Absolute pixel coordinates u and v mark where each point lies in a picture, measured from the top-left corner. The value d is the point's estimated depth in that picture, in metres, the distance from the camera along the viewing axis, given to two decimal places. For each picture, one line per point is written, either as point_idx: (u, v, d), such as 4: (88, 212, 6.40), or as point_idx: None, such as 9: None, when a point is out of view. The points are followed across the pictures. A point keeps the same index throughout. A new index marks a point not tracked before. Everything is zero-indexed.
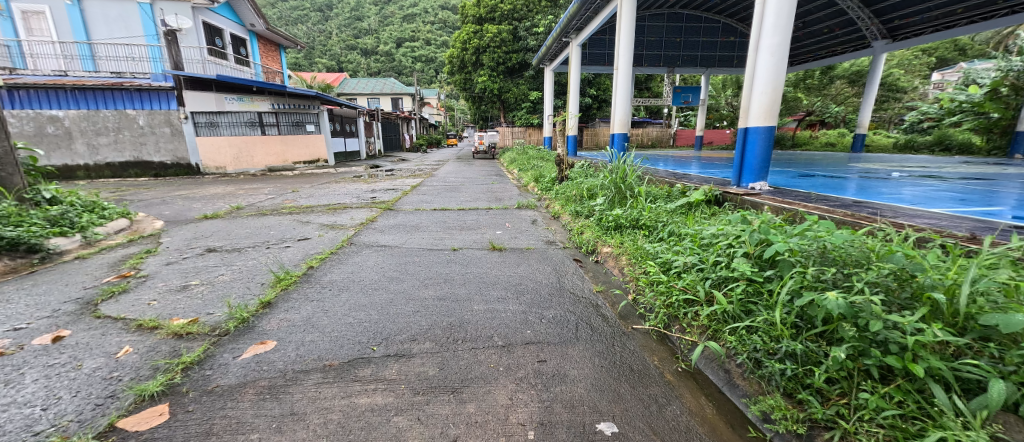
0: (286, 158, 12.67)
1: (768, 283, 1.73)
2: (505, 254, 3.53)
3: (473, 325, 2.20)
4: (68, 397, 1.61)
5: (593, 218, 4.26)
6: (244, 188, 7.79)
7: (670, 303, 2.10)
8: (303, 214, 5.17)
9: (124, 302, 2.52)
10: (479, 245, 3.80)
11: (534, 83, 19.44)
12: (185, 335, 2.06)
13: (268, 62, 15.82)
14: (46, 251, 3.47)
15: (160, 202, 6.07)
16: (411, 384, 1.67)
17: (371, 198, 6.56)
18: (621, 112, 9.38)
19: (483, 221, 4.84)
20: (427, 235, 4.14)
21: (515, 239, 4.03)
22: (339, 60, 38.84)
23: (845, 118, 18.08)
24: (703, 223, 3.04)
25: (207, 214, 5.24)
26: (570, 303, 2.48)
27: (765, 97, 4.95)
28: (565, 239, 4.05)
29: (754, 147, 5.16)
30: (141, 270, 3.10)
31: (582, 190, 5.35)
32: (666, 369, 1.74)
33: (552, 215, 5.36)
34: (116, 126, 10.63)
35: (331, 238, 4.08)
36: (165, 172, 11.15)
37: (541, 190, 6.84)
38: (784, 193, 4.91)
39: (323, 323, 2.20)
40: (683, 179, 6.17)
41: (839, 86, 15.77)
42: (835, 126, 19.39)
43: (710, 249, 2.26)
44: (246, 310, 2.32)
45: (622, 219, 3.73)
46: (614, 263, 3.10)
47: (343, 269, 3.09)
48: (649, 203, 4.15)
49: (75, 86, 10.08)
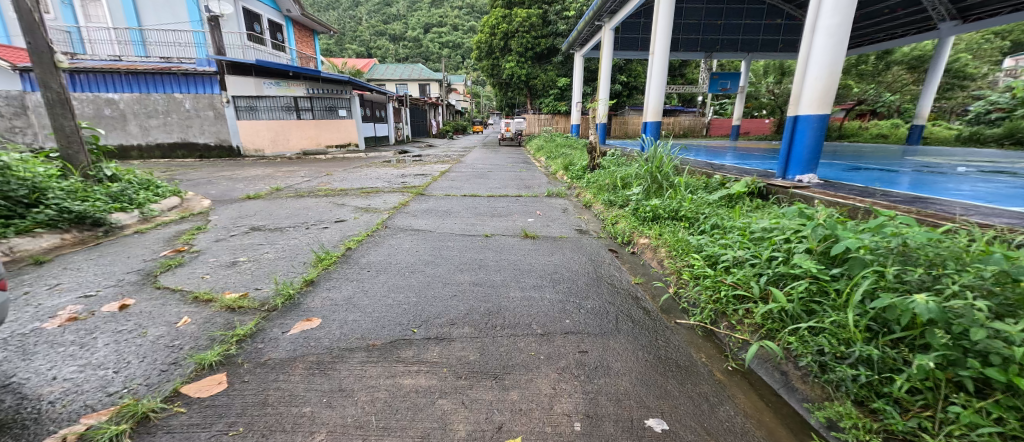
0: (319, 142, 12.98)
1: (835, 282, 1.63)
2: (538, 242, 3.50)
3: (511, 311, 2.19)
4: (136, 362, 1.70)
5: (628, 208, 4.14)
6: (281, 170, 8.05)
7: (719, 298, 2.03)
8: (338, 197, 5.29)
9: (180, 275, 2.65)
10: (512, 232, 3.78)
11: (563, 69, 19.06)
12: (237, 308, 2.15)
13: (303, 47, 16.19)
14: (109, 225, 3.70)
15: (206, 182, 6.37)
16: (453, 368, 1.68)
17: (402, 182, 6.67)
18: (655, 99, 9.06)
19: (514, 208, 4.80)
20: (460, 221, 4.16)
21: (548, 227, 3.99)
22: (368, 46, 39.29)
23: (900, 107, 16.83)
24: (751, 216, 2.90)
25: (250, 195, 5.44)
26: (609, 294, 2.43)
27: (819, 83, 4.67)
28: (597, 229, 3.97)
29: (804, 136, 4.90)
30: (193, 246, 3.26)
31: (615, 179, 5.22)
32: (716, 368, 1.69)
33: (583, 203, 5.26)
34: (165, 109, 11.18)
35: (366, 220, 4.16)
36: (209, 154, 11.68)
37: (571, 178, 6.72)
38: (836, 187, 4.63)
39: (364, 303, 2.25)
40: (722, 169, 5.94)
41: (896, 72, 14.63)
42: (888, 116, 18.13)
43: (764, 245, 2.15)
44: (292, 287, 2.40)
45: (661, 209, 3.59)
46: (653, 253, 3.02)
47: (380, 251, 3.14)
48: (688, 194, 3.98)
49: (128, 70, 10.65)
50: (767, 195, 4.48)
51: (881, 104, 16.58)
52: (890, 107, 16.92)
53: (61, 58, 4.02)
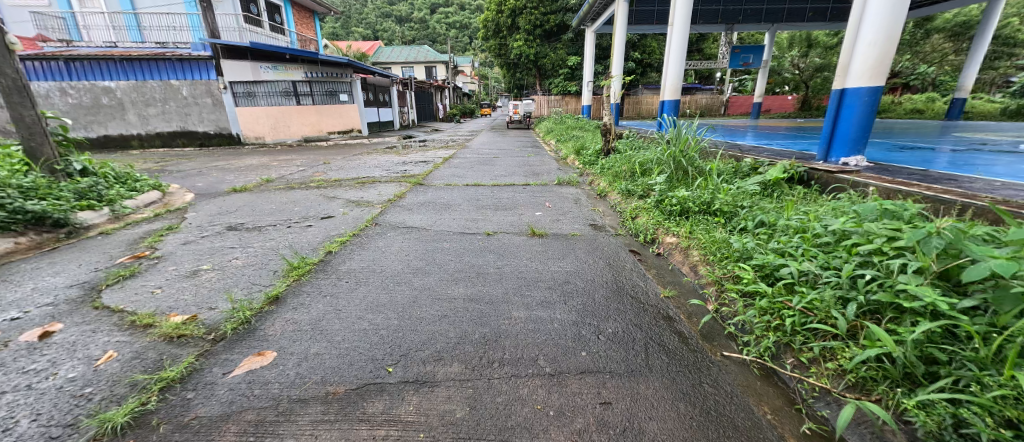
0: (321, 129, 12.59)
1: (971, 323, 1.17)
2: (547, 241, 3.04)
3: (513, 340, 1.76)
4: (24, 423, 1.31)
5: (649, 199, 3.63)
6: (278, 159, 7.69)
7: (784, 326, 1.58)
8: (330, 189, 4.90)
9: (128, 290, 2.25)
10: (517, 229, 3.32)
11: (573, 47, 18.15)
12: (177, 339, 1.74)
13: (303, 30, 15.67)
14: (74, 226, 3.32)
15: (196, 174, 6.04)
16: (433, 433, 1.27)
17: (402, 171, 6.25)
18: (673, 76, 8.44)
19: (520, 199, 4.34)
20: (460, 215, 3.72)
21: (558, 222, 3.53)
22: (375, 28, 38.43)
23: (937, 79, 15.72)
24: (806, 213, 2.41)
25: (237, 187, 5.07)
26: (634, 314, 1.98)
27: (875, 49, 4.06)
28: (615, 224, 3.48)
29: (851, 113, 4.35)
30: (156, 251, 2.87)
31: (633, 165, 4.72)
32: (789, 432, 1.26)
33: (597, 192, 4.76)
34: (163, 96, 10.86)
35: (356, 216, 3.75)
36: (210, 142, 11.37)
37: (583, 163, 6.20)
38: (889, 172, 4.09)
39: (333, 329, 1.83)
40: (752, 152, 5.41)
41: (936, 41, 13.52)
42: (922, 90, 17.00)
43: (839, 255, 1.67)
44: (249, 307, 1.99)
45: (690, 202, 3.08)
46: (684, 253, 2.57)
47: (366, 256, 2.73)
48: (721, 182, 3.45)
49: (122, 57, 10.31)
50: (809, 181, 4.04)
51: (916, 77, 15.48)
52: (925, 80, 15.84)
53: (13, 40, 3.63)
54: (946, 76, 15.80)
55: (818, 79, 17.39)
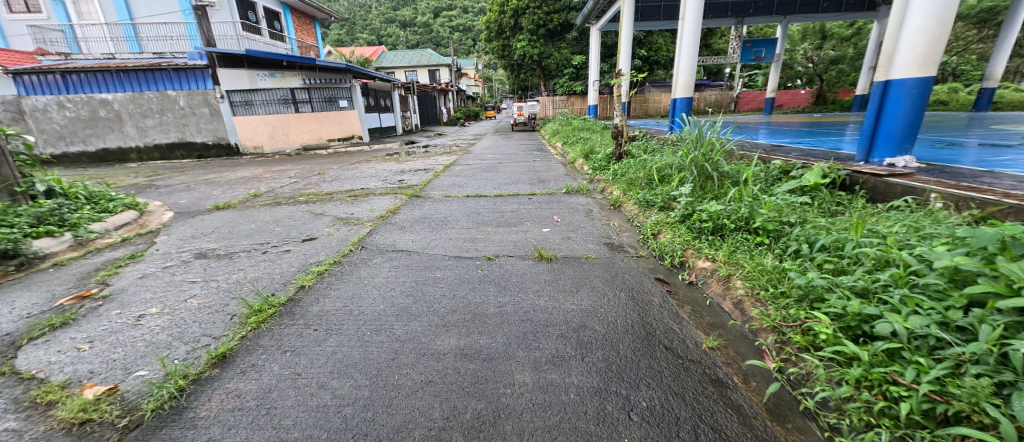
0: (321, 136, 12.25)
1: None
2: (556, 268, 2.59)
3: (516, 423, 1.34)
4: None
5: (672, 212, 3.17)
6: (272, 170, 7.36)
7: (895, 412, 1.15)
8: (319, 204, 4.51)
9: (51, 346, 1.85)
10: (522, 252, 2.89)
11: (577, 46, 17.73)
12: (79, 427, 1.34)
13: (303, 36, 15.44)
14: (26, 257, 2.94)
15: (183, 189, 5.71)
16: None
17: (399, 180, 5.86)
18: (686, 72, 7.91)
19: (525, 212, 3.91)
20: (459, 235, 3.30)
21: (570, 241, 3.10)
22: (379, 34, 38.28)
23: (962, 69, 14.98)
24: (878, 236, 1.97)
25: (222, 203, 4.70)
26: (671, 375, 1.54)
27: (924, 34, 3.57)
28: (634, 242, 3.03)
29: (896, 108, 3.85)
30: (105, 288, 2.47)
31: (650, 171, 4.27)
32: None
33: (610, 202, 4.31)
34: (160, 107, 10.64)
35: (342, 237, 3.35)
36: (208, 153, 11.10)
37: (592, 169, 5.76)
38: (948, 174, 3.57)
39: (284, 408, 1.42)
40: (781, 154, 4.92)
41: (960, 29, 12.85)
42: (945, 80, 16.24)
43: (963, 310, 1.25)
44: (184, 374, 1.58)
45: (724, 218, 2.63)
46: (725, 283, 2.13)
47: (345, 291, 2.32)
48: (757, 191, 2.99)
49: (118, 68, 10.10)
50: (852, 187, 3.57)
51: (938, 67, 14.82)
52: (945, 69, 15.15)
53: None
54: (970, 65, 15.07)
55: (832, 71, 16.72)
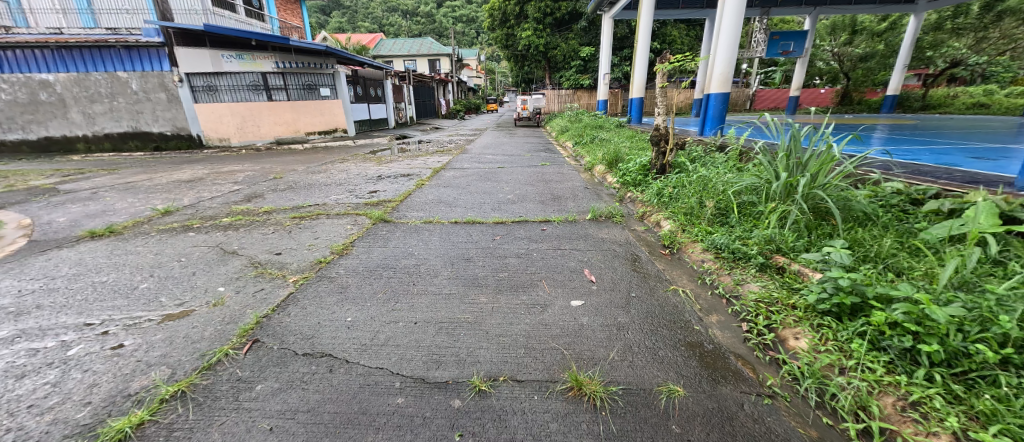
0: (298, 128, 10.79)
1: None
2: (615, 430, 1.26)
3: None
4: None
5: (806, 289, 1.82)
6: (221, 171, 5.98)
7: None
8: (244, 231, 3.17)
9: None
10: (544, 370, 1.53)
11: (586, 37, 16.23)
12: None
13: (286, 17, 13.95)
14: None
15: (85, 198, 4.33)
16: None
17: (370, 192, 4.52)
18: (723, 63, 6.40)
19: (539, 260, 2.56)
20: (430, 315, 1.93)
21: (626, 337, 1.74)
22: (381, 22, 36.42)
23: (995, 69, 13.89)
24: None
25: (106, 226, 3.29)
26: None
27: None
28: (745, 346, 1.68)
29: None
30: None
31: (721, 201, 2.93)
32: None
33: (659, 240, 2.95)
34: (109, 91, 9.22)
35: (234, 309, 1.98)
36: (166, 145, 9.68)
37: (621, 182, 4.41)
38: None
39: None
40: (887, 173, 3.55)
41: (1008, 25, 11.00)
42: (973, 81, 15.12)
43: None
44: None
45: (963, 336, 1.30)
46: None
47: None
48: (970, 260, 1.65)
49: (57, 44, 8.67)
50: None
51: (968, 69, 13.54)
52: (975, 71, 14.01)
53: None
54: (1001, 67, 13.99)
55: (860, 70, 14.90)
